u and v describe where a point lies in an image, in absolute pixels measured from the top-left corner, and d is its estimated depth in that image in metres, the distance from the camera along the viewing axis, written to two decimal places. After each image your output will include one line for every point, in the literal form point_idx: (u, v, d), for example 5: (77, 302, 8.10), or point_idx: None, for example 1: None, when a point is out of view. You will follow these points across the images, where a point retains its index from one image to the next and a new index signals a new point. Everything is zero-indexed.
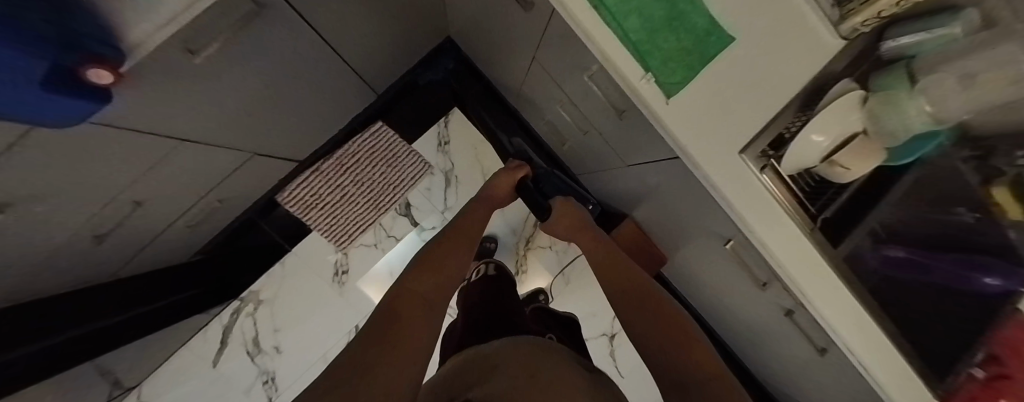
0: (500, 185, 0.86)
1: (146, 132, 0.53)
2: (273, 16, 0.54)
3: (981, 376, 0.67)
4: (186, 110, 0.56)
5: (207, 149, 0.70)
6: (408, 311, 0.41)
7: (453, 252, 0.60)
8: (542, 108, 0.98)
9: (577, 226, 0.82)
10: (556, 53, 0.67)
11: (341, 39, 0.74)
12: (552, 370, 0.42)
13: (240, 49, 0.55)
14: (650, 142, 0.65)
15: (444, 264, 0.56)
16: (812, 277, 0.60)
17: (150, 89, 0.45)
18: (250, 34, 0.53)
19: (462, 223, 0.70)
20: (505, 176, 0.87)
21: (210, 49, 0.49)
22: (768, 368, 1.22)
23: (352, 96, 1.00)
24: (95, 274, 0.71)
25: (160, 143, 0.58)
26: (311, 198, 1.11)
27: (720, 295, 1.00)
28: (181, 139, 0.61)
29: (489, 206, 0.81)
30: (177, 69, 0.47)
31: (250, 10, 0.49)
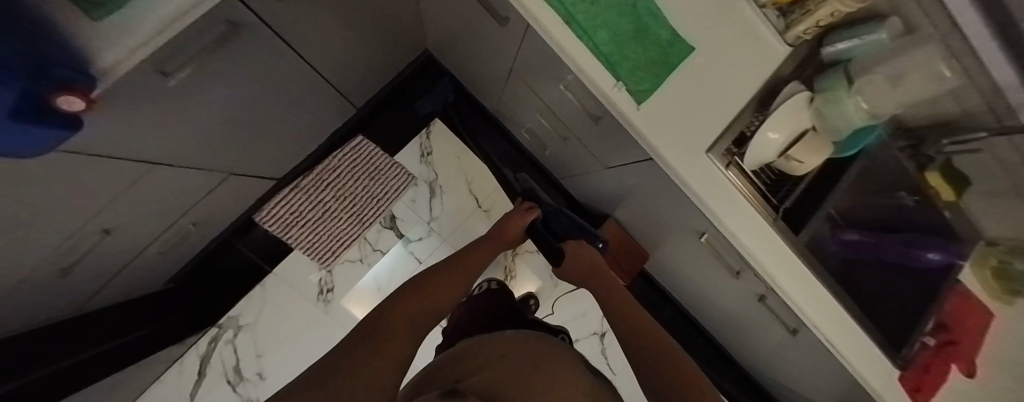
0: (510, 227, 0.90)
1: (114, 157, 0.51)
2: (248, 35, 0.54)
3: (932, 344, 0.73)
4: (159, 133, 0.55)
5: (180, 171, 0.67)
6: (396, 333, 0.48)
7: (455, 287, 0.67)
8: (523, 117, 1.01)
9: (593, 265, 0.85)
10: (533, 64, 0.69)
11: (318, 57, 0.74)
12: (542, 370, 0.49)
13: (216, 69, 0.54)
14: (624, 145, 0.68)
15: (439, 290, 0.63)
16: (778, 263, 0.65)
17: (120, 113, 0.44)
18: (225, 56, 0.53)
19: (466, 256, 0.76)
20: (514, 219, 0.90)
21: (184, 72, 0.48)
22: (748, 353, 1.29)
23: (330, 112, 1.00)
24: (64, 309, 0.67)
25: (129, 166, 0.55)
26: (291, 216, 1.08)
27: (700, 287, 1.04)
28: (151, 162, 0.59)
29: (493, 244, 0.84)
30: (150, 92, 0.46)
31: (225, 31, 0.49)
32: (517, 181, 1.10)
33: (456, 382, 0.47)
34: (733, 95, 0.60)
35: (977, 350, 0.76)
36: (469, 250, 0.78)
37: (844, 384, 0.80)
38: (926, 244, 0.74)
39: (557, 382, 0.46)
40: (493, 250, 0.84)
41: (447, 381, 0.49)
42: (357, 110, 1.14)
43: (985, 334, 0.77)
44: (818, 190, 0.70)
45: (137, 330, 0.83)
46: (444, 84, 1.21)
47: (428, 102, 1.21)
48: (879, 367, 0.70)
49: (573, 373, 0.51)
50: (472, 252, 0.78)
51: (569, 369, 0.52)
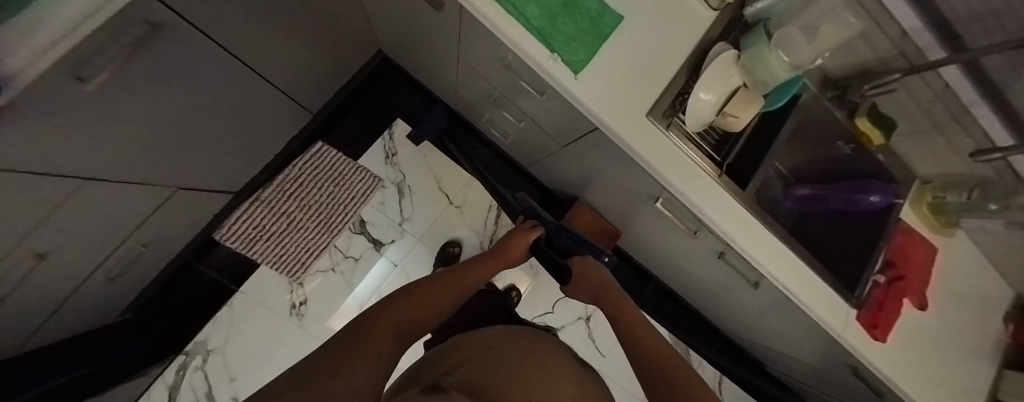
0: (513, 247, 0.86)
1: (47, 174, 0.47)
2: (175, 37, 0.52)
3: (882, 281, 0.77)
4: (88, 146, 0.51)
5: (117, 187, 0.63)
6: (382, 333, 0.45)
7: (450, 299, 0.63)
8: (481, 108, 1.01)
9: (598, 283, 0.86)
10: (475, 49, 0.70)
11: (260, 60, 0.74)
12: (529, 366, 0.52)
13: (142, 73, 0.51)
14: (572, 119, 0.69)
15: (432, 299, 0.59)
16: (726, 216, 0.66)
17: (42, 125, 0.41)
18: (150, 57, 0.50)
19: (466, 270, 0.71)
20: (518, 238, 0.88)
21: (103, 77, 0.44)
22: (727, 318, 1.33)
23: (282, 119, 0.98)
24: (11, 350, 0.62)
25: (60, 185, 0.51)
26: (254, 230, 1.05)
27: (670, 256, 1.07)
28: (83, 176, 0.55)
29: (497, 263, 0.80)
30: (69, 100, 0.42)
31: (143, 29, 0.45)
32: (517, 201, 1.08)
33: (441, 375, 0.49)
34: (665, 60, 0.62)
35: (926, 283, 0.80)
36: (474, 265, 0.74)
37: (812, 333, 0.83)
38: (867, 188, 0.79)
39: (543, 382, 0.49)
40: (495, 269, 0.79)
41: (434, 374, 0.51)
42: (314, 116, 1.13)
43: (930, 268, 0.81)
44: (760, 145, 0.72)
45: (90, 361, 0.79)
46: (436, 112, 1.18)
47: (422, 131, 1.18)
48: (834, 307, 0.73)
49: (560, 366, 0.55)
50: (474, 268, 0.73)
51: (555, 361, 0.56)
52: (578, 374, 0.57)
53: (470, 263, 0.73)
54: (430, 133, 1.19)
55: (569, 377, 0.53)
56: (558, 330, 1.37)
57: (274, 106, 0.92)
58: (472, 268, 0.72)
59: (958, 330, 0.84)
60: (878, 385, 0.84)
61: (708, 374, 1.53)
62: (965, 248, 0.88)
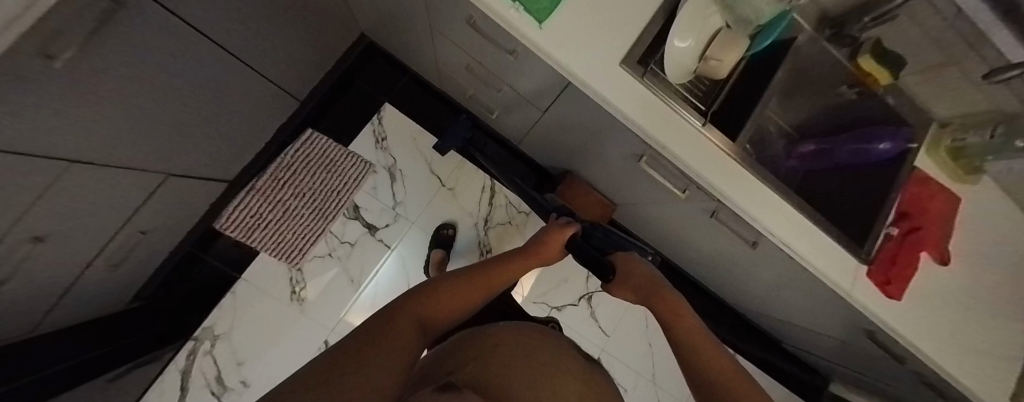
0: (548, 244, 0.69)
1: (42, 157, 0.49)
2: (147, 17, 0.51)
3: (895, 234, 0.71)
4: (76, 129, 0.52)
5: (112, 171, 0.65)
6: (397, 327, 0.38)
7: (471, 301, 0.52)
8: (464, 84, 1.01)
9: (658, 296, 0.63)
10: (441, 12, 0.68)
11: (242, 45, 0.76)
12: (539, 358, 0.43)
13: (118, 55, 0.51)
14: (546, 77, 0.65)
15: (452, 302, 0.50)
16: (713, 168, 0.62)
17: (27, 110, 0.41)
18: (123, 37, 0.49)
19: (495, 270, 0.58)
20: (555, 234, 0.70)
21: (77, 56, 0.43)
22: (732, 289, 1.29)
23: (268, 105, 1.00)
24: (24, 334, 0.65)
25: (55, 170, 0.53)
26: (251, 219, 1.08)
27: (666, 224, 1.03)
28: (76, 159, 0.56)
29: (530, 260, 0.64)
30: (47, 83, 0.41)
31: (111, 8, 0.44)
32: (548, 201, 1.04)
33: (447, 374, 0.39)
34: (635, 5, 0.59)
35: (948, 235, 0.73)
36: (504, 263, 0.60)
37: (821, 296, 0.78)
38: (876, 135, 0.73)
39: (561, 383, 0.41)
40: (526, 268, 0.64)
41: (437, 373, 0.41)
42: (303, 104, 1.15)
43: (951, 219, 0.74)
44: (750, 92, 0.68)
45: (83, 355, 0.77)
46: (460, 121, 1.18)
47: (447, 142, 1.20)
48: (840, 262, 0.68)
49: (569, 360, 0.47)
50: (505, 267, 0.59)
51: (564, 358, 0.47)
52: (584, 367, 0.49)
53: (499, 261, 0.59)
54: (454, 144, 1.20)
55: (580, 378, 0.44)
56: (560, 310, 1.35)
57: (260, 92, 0.93)
58: (501, 266, 0.58)
59: (986, 287, 0.77)
60: (898, 351, 0.78)
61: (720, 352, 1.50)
62: (991, 196, 0.81)
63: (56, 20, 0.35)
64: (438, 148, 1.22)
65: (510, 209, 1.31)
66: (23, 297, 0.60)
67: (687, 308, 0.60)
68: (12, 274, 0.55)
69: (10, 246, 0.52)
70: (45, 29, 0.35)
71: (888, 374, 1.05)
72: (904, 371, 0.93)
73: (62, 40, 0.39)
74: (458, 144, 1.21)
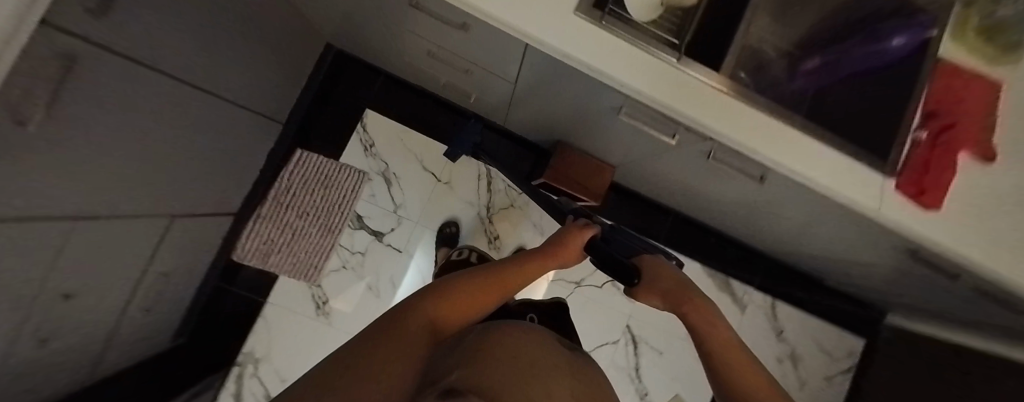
0: (567, 246, 0.62)
1: (64, 219, 0.53)
2: (129, 75, 0.54)
3: (924, 139, 0.63)
4: (87, 189, 0.56)
5: (130, 220, 0.70)
6: (396, 341, 0.33)
7: (485, 304, 0.46)
8: (437, 75, 0.99)
9: (691, 305, 0.54)
10: (384, 2, 0.64)
11: (217, 80, 0.78)
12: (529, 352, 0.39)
13: (112, 116, 0.54)
14: (503, 46, 0.62)
15: (465, 302, 0.43)
16: (699, 104, 0.57)
17: (38, 177, 0.44)
18: (113, 98, 0.53)
19: (513, 272, 0.51)
20: (575, 235, 0.64)
21: (74, 121, 0.47)
22: (756, 233, 1.23)
23: (252, 133, 1.02)
24: (79, 382, 0.71)
25: (78, 228, 0.58)
26: (265, 245, 1.14)
27: (670, 178, 0.98)
28: (97, 217, 0.61)
29: (550, 262, 0.58)
30: (51, 149, 0.45)
31: (97, 72, 0.47)
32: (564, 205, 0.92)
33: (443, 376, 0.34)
34: None
35: (987, 129, 0.65)
36: (525, 264, 0.53)
37: (847, 222, 0.72)
38: (889, 31, 0.67)
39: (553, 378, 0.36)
40: (543, 270, 0.57)
41: (434, 369, 0.36)
42: (288, 127, 1.19)
43: (993, 109, 0.66)
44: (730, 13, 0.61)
45: (148, 390, 0.85)
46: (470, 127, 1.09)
47: (456, 149, 1.12)
48: (861, 179, 0.62)
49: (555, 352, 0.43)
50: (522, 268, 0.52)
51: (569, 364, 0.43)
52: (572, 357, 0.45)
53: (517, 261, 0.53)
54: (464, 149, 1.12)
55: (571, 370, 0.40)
56: (580, 283, 1.34)
57: (240, 122, 0.94)
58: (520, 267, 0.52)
59: None
60: (943, 265, 0.72)
61: (756, 300, 1.46)
62: None
63: (35, 93, 0.38)
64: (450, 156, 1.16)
65: (510, 190, 1.29)
66: (70, 348, 0.66)
67: (726, 322, 0.51)
68: (55, 328, 0.61)
69: (50, 303, 0.57)
70: (40, 98, 0.39)
71: (937, 294, 0.98)
72: (954, 288, 0.86)
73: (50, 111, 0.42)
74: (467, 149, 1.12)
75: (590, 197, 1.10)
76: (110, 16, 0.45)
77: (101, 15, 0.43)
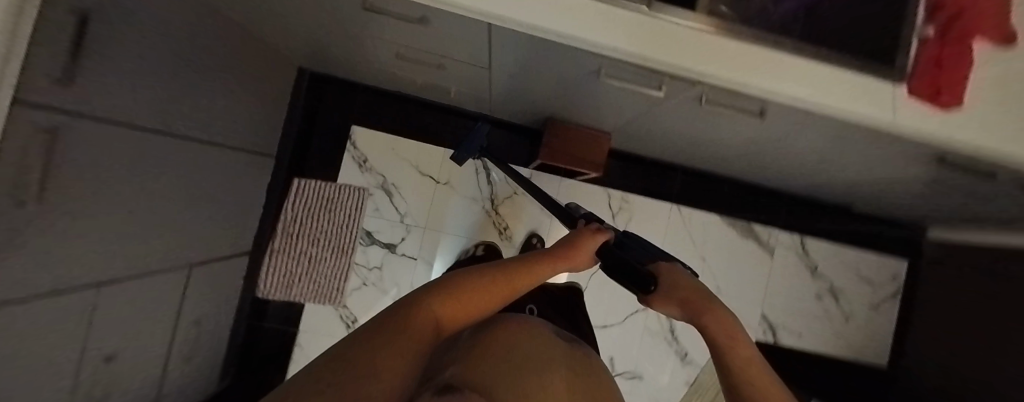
0: (580, 248, 0.59)
1: (89, 285, 0.56)
2: (113, 137, 0.55)
3: (933, 35, 0.58)
4: (103, 254, 0.58)
5: (153, 276, 0.73)
6: (410, 331, 0.35)
7: (486, 306, 0.45)
8: (413, 77, 0.96)
9: (710, 316, 0.44)
10: (338, 14, 0.63)
11: (200, 126, 0.78)
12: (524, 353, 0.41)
13: (108, 179, 0.55)
14: (466, 34, 0.59)
15: (466, 303, 0.43)
16: (679, 49, 0.53)
17: (51, 250, 0.46)
18: (103, 162, 0.54)
19: (521, 275, 0.49)
20: (587, 239, 0.60)
21: (71, 192, 0.48)
22: (770, 173, 1.18)
23: (247, 173, 1.03)
24: None
25: (105, 293, 0.60)
26: (286, 277, 1.17)
27: (669, 133, 0.95)
28: (121, 277, 0.63)
29: (558, 266, 0.54)
30: (56, 222, 0.46)
31: (80, 140, 0.48)
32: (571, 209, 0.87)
33: (441, 372, 0.35)
34: None
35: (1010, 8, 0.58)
36: (534, 268, 0.50)
37: (862, 141, 0.68)
38: None
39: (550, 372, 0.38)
40: (553, 273, 0.54)
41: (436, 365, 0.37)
42: (281, 159, 1.19)
43: None
44: None
45: None
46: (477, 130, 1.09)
47: (463, 153, 1.12)
48: (869, 93, 0.58)
49: (553, 349, 0.45)
50: (531, 270, 0.50)
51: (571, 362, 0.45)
52: (569, 350, 0.47)
53: (527, 263, 0.51)
54: (470, 153, 1.12)
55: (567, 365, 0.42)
56: None
57: (232, 164, 0.96)
58: (529, 268, 0.50)
59: None
60: (974, 165, 0.67)
61: (781, 240, 1.42)
62: None
63: (25, 177, 0.39)
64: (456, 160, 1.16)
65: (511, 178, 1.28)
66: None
67: (746, 336, 0.42)
68: (104, 389, 0.64)
69: (94, 367, 0.60)
70: (32, 174, 0.40)
71: (971, 202, 0.93)
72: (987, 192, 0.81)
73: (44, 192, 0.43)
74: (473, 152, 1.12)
75: (590, 169, 1.08)
76: (78, 84, 0.45)
77: (69, 85, 0.43)
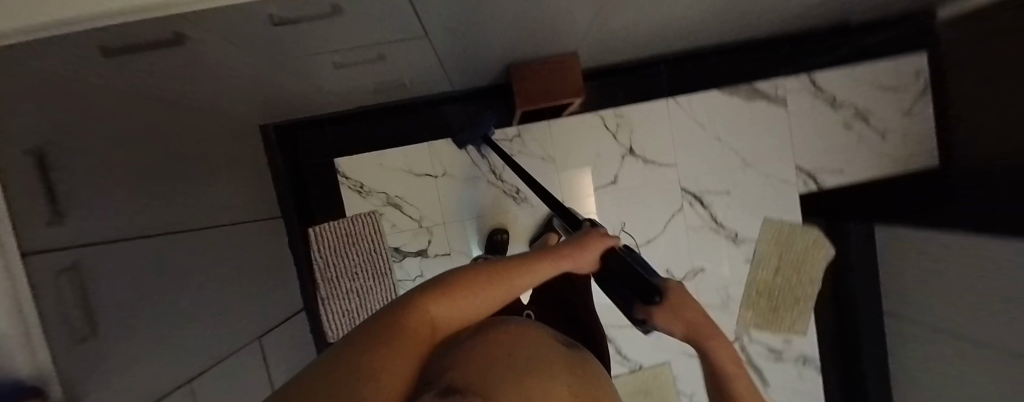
0: (589, 248, 0.54)
1: (183, 380, 0.61)
2: (134, 249, 0.58)
3: None
4: (181, 352, 0.63)
5: (236, 354, 0.80)
6: (408, 333, 0.36)
7: (484, 309, 0.45)
8: (364, 85, 0.93)
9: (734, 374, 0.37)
10: (262, 49, 0.60)
11: (202, 216, 0.80)
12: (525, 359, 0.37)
13: (151, 290, 0.59)
14: (387, 10, 0.55)
15: (461, 306, 0.43)
16: None
17: (132, 364, 0.50)
18: (136, 273, 0.57)
19: (517, 277, 0.47)
20: (595, 241, 0.55)
21: (124, 309, 0.52)
22: (757, 22, 1.09)
23: (264, 242, 1.06)
24: None
25: (201, 384, 0.66)
26: (344, 317, 1.23)
27: (636, 24, 0.88)
28: (209, 363, 0.70)
29: (562, 263, 0.51)
30: (123, 338, 0.50)
31: (104, 262, 0.50)
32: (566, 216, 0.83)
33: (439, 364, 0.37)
34: None
35: None
36: (527, 265, 0.49)
37: None
38: None
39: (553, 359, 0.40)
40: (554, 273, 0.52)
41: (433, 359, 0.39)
42: (288, 216, 1.21)
43: None
44: None
45: None
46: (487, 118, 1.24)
47: (472, 138, 1.22)
48: None
49: (553, 351, 0.42)
50: (531, 271, 0.48)
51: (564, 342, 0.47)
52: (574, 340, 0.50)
53: (527, 262, 0.49)
54: (477, 139, 1.21)
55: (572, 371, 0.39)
56: (615, 180, 1.31)
57: (248, 239, 0.98)
58: (530, 271, 0.48)
59: None
60: None
61: (790, 87, 1.35)
62: None
63: (74, 315, 0.41)
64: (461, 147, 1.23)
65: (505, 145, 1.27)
66: None
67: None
68: None
69: None
70: (80, 306, 0.43)
71: None
72: None
73: (98, 321, 0.46)
74: (479, 140, 1.21)
75: (569, 97, 1.03)
76: (69, 218, 0.46)
77: (62, 223, 0.44)
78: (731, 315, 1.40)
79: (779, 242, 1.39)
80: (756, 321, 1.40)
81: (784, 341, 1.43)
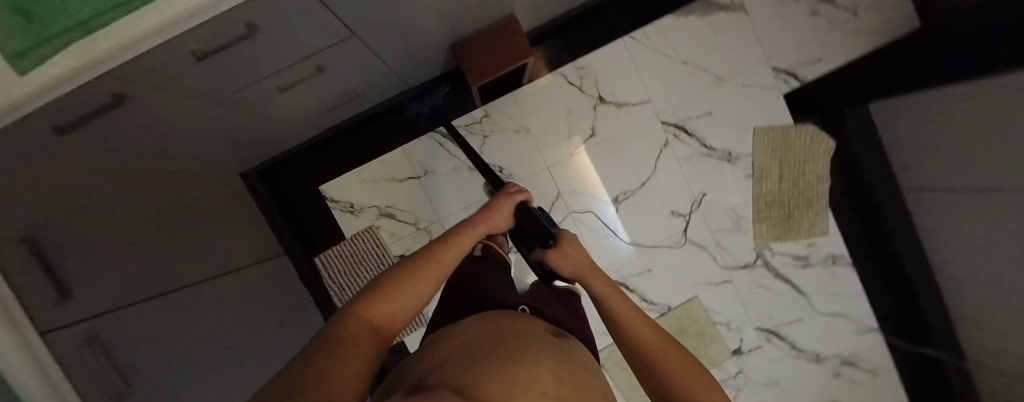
0: (497, 210, 0.75)
1: None
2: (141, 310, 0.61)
3: None
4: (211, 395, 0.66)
5: None
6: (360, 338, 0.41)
7: (422, 291, 0.54)
8: (317, 103, 0.94)
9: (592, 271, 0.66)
10: (197, 89, 0.62)
11: (205, 267, 0.84)
12: (515, 345, 0.45)
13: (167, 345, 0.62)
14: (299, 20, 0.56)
15: (401, 297, 0.50)
16: None
17: None
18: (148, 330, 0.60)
19: (444, 250, 0.60)
20: (503, 200, 0.77)
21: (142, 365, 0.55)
22: None
23: (273, 279, 1.10)
24: None
25: None
26: None
27: None
28: None
29: (479, 226, 0.69)
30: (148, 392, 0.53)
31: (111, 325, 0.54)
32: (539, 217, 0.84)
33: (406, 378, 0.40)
34: None
35: None
36: (454, 236, 0.64)
37: None
38: None
39: (535, 359, 0.42)
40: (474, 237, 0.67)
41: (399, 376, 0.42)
42: (292, 250, 1.26)
43: None
44: None
45: None
46: (436, 88, 1.26)
47: (419, 105, 1.26)
48: None
49: (533, 348, 0.46)
50: (453, 241, 0.62)
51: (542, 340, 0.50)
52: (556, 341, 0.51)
53: (449, 235, 0.63)
54: (426, 107, 1.26)
55: (554, 351, 0.47)
56: (593, 132, 1.30)
57: (256, 280, 1.02)
58: (452, 239, 0.63)
59: None
60: None
61: None
62: None
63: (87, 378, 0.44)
64: (410, 116, 1.26)
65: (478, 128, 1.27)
66: None
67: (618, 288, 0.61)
68: None
69: None
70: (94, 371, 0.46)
71: None
72: None
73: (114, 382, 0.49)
74: (428, 108, 1.26)
75: (519, 60, 1.02)
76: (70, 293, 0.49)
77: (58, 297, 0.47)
78: (746, 234, 1.38)
79: (776, 148, 1.35)
80: (772, 233, 1.37)
81: (808, 246, 1.39)
